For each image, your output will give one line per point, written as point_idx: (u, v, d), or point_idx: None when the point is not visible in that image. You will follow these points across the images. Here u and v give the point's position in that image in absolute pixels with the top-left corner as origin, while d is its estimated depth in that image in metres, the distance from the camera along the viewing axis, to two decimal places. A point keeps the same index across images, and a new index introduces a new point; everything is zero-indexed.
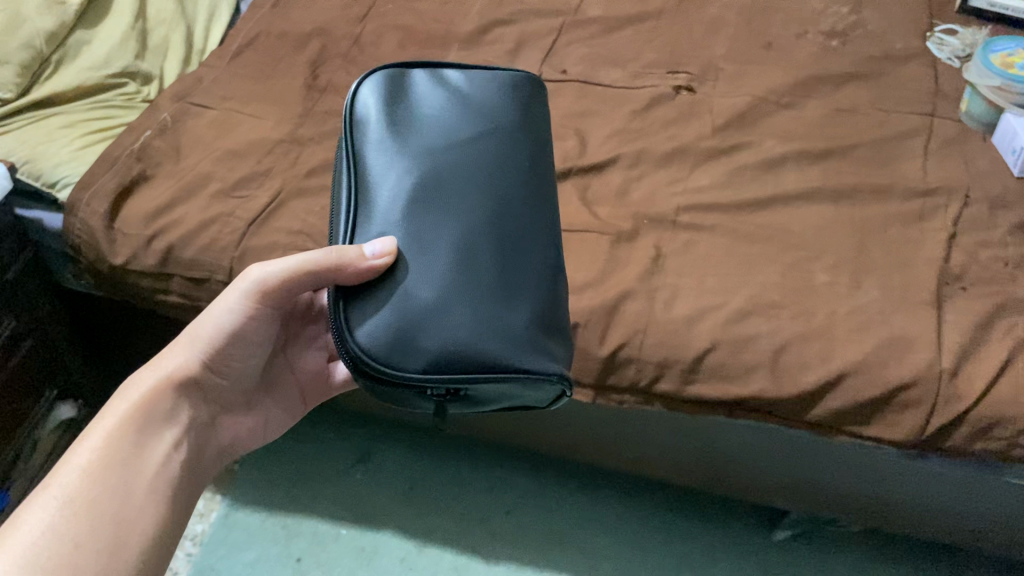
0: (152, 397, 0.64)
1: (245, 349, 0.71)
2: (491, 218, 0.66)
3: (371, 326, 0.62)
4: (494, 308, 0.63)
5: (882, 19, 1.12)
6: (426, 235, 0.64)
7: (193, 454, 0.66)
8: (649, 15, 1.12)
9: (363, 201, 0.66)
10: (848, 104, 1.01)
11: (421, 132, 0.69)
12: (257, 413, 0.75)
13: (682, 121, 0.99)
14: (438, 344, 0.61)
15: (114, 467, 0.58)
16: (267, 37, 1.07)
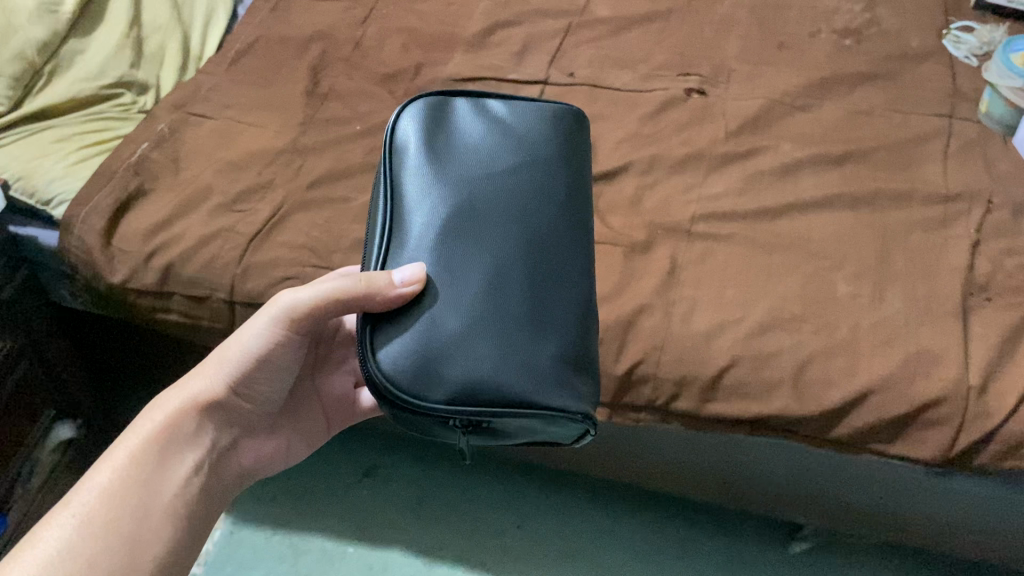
0: (177, 416, 0.64)
1: (272, 373, 0.70)
2: (523, 250, 0.65)
3: (396, 352, 0.61)
4: (523, 341, 0.62)
5: (897, 17, 1.09)
6: (458, 264, 0.63)
7: (215, 475, 0.66)
8: (659, 15, 1.09)
9: (397, 226, 0.66)
10: (864, 105, 0.98)
11: (459, 160, 0.69)
12: (279, 434, 0.75)
13: (695, 125, 0.96)
14: (462, 375, 0.60)
15: (136, 487, 0.58)
16: (267, 42, 1.04)
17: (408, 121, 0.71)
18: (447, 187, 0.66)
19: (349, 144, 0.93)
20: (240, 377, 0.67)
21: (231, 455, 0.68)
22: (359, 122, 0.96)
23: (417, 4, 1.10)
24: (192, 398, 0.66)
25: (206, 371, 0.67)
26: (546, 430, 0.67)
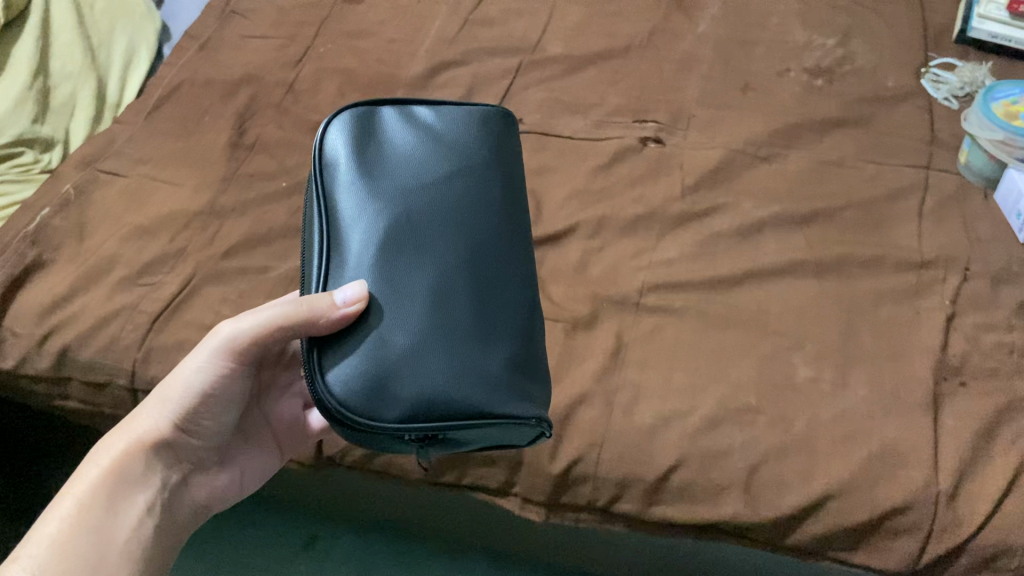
0: (125, 457, 0.62)
1: (223, 403, 0.66)
2: (467, 258, 0.62)
3: (344, 374, 0.58)
4: (473, 349, 0.59)
5: (872, 53, 1.01)
6: (401, 277, 0.60)
7: (170, 514, 0.63)
8: (616, 52, 1.01)
9: (337, 246, 0.61)
10: (834, 155, 0.91)
11: (395, 166, 0.65)
12: (239, 466, 0.71)
13: (649, 180, 0.89)
14: (416, 392, 0.57)
15: (84, 536, 0.57)
16: (192, 85, 0.96)
17: (335, 131, 0.66)
18: (385, 201, 0.62)
19: (272, 203, 0.85)
20: (184, 414, 0.64)
21: (188, 492, 0.66)
22: (286, 178, 0.88)
23: (357, 42, 1.02)
24: (138, 439, 0.63)
25: (150, 411, 0.64)
26: (506, 439, 0.64)
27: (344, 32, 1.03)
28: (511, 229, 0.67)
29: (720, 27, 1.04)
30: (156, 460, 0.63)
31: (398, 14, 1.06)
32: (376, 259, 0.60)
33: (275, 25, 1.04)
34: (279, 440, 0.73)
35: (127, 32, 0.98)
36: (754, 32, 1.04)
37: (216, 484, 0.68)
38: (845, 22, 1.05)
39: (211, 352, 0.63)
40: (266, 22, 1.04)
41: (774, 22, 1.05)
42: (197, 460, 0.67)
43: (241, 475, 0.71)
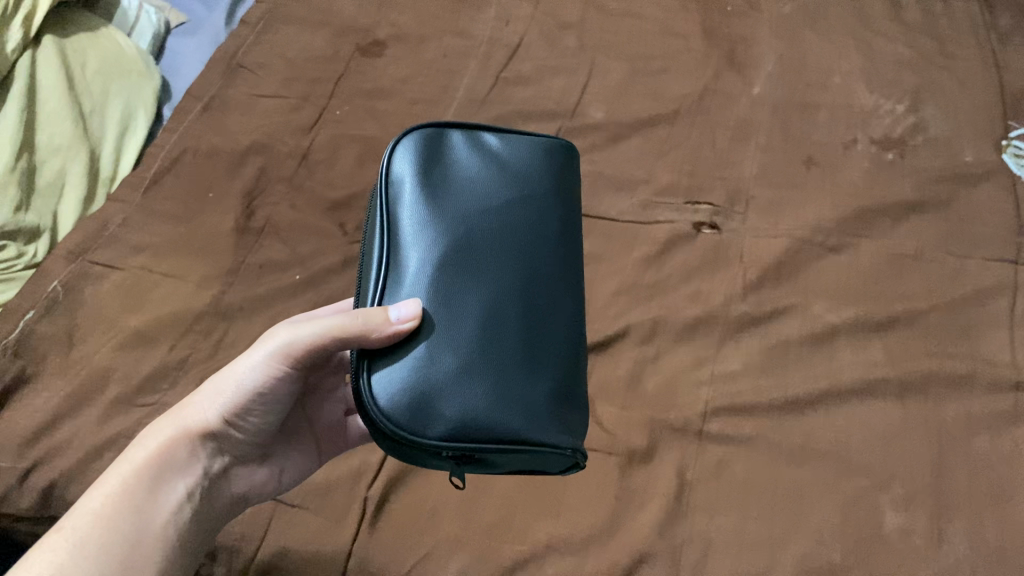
0: (168, 447, 0.56)
1: (277, 403, 0.60)
2: (524, 284, 0.57)
3: (389, 383, 0.53)
4: (519, 377, 0.54)
5: (946, 120, 0.92)
6: (457, 297, 0.55)
7: (206, 507, 0.58)
8: (663, 118, 0.92)
9: (394, 259, 0.57)
10: (911, 246, 0.81)
11: (458, 183, 0.60)
12: (280, 463, 0.64)
13: (706, 273, 0.80)
14: (459, 410, 0.52)
15: (122, 522, 0.52)
16: (194, 155, 0.87)
17: (401, 147, 0.62)
18: (447, 217, 0.58)
19: (285, 302, 0.76)
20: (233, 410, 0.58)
21: (227, 485, 0.60)
22: (300, 270, 0.79)
23: (376, 103, 0.93)
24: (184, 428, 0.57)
25: (201, 400, 0.59)
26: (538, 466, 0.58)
27: (363, 92, 0.94)
28: (566, 258, 0.62)
29: (777, 88, 0.95)
30: (200, 451, 0.58)
31: (422, 69, 0.96)
32: (435, 276, 0.55)
33: (286, 82, 0.94)
34: (320, 443, 0.67)
35: (122, 94, 0.88)
36: (814, 94, 0.94)
37: (257, 480, 0.63)
38: (914, 83, 0.95)
39: (269, 350, 0.57)
40: (276, 78, 0.95)
41: (836, 82, 0.95)
42: (240, 455, 0.61)
43: (280, 474, 0.64)
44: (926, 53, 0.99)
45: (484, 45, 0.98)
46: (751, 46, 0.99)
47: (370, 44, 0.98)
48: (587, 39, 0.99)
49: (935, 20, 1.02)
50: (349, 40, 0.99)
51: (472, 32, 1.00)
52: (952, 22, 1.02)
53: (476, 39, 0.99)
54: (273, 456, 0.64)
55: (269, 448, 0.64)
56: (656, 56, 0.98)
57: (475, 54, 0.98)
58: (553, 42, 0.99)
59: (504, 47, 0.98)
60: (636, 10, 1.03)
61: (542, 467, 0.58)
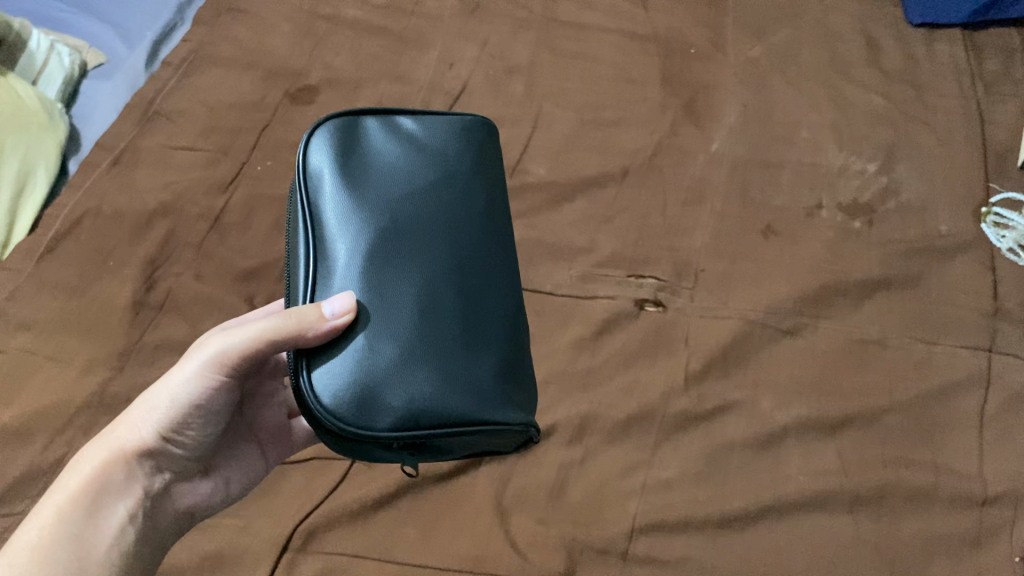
0: (103, 469, 0.52)
1: (217, 412, 0.55)
2: (459, 263, 0.54)
3: (332, 376, 0.48)
4: (461, 360, 0.51)
5: (921, 182, 0.84)
6: (393, 280, 0.51)
7: (151, 525, 0.54)
8: (610, 178, 0.84)
9: (323, 250, 0.51)
10: (874, 331, 0.74)
11: (384, 163, 0.56)
12: (224, 473, 0.60)
13: (647, 360, 0.72)
14: (407, 398, 0.48)
15: (59, 552, 0.48)
16: (96, 217, 0.80)
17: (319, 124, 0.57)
18: (375, 198, 0.53)
19: None
20: (170, 425, 0.53)
21: (171, 501, 0.56)
22: None
23: None
24: (118, 448, 0.53)
25: (134, 415, 0.54)
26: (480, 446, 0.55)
27: (288, 144, 0.87)
28: (499, 233, 0.58)
29: (738, 143, 0.87)
30: (139, 469, 0.53)
31: None
32: (368, 263, 0.51)
33: (206, 132, 0.87)
34: (264, 445, 0.63)
35: (19, 151, 0.82)
36: (778, 151, 0.86)
37: (202, 493, 0.59)
38: (888, 138, 0.88)
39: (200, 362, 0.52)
40: (195, 128, 0.87)
41: (803, 137, 0.88)
42: (183, 469, 0.57)
43: (226, 484, 0.60)
44: (903, 104, 0.91)
45: (424, 93, 0.91)
46: (712, 94, 0.91)
47: (300, 89, 0.91)
48: (536, 85, 0.92)
49: (914, 67, 0.95)
50: (278, 84, 0.92)
51: (411, 78, 0.93)
52: (933, 69, 0.94)
53: (416, 85, 0.92)
54: (215, 464, 0.60)
55: (213, 458, 0.59)
56: (608, 106, 0.90)
57: (412, 102, 0.90)
58: (499, 88, 0.92)
59: (445, 94, 0.91)
60: (590, 52, 0.95)
61: (483, 444, 0.55)
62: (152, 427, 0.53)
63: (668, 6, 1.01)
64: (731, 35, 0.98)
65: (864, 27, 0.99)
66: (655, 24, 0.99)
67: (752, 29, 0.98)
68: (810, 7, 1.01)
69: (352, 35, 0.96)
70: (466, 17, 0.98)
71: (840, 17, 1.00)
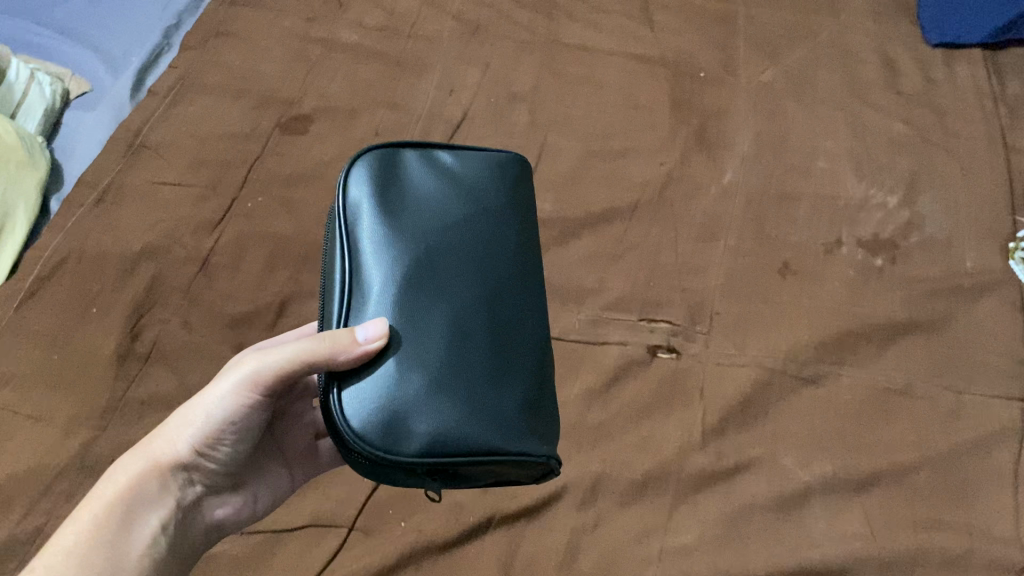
0: (138, 480, 0.50)
1: (252, 430, 0.54)
2: (492, 293, 0.51)
3: (361, 399, 0.46)
4: (492, 392, 0.49)
5: (945, 216, 0.80)
6: (424, 308, 0.49)
7: (181, 538, 0.52)
8: (619, 213, 0.80)
9: (357, 276, 0.49)
10: (900, 378, 0.70)
11: (423, 188, 0.54)
12: (253, 489, 0.58)
13: (661, 412, 0.68)
14: (435, 426, 0.46)
15: (96, 557, 0.46)
16: (79, 260, 0.76)
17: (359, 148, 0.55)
18: (410, 225, 0.51)
19: None
20: (207, 439, 0.51)
21: (201, 515, 0.54)
22: None
23: (294, 192, 0.82)
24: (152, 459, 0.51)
25: (170, 426, 0.52)
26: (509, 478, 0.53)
27: (280, 178, 0.82)
28: (537, 264, 0.56)
29: (752, 174, 0.83)
30: (173, 481, 0.51)
31: (350, 149, 0.85)
32: (403, 291, 0.49)
33: (193, 166, 0.83)
34: (291, 465, 0.61)
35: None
36: (794, 182, 0.82)
37: (232, 507, 0.57)
38: (909, 168, 0.84)
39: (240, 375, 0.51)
40: (182, 161, 0.83)
41: (820, 167, 0.84)
42: (214, 484, 0.55)
43: (255, 500, 0.58)
44: (924, 130, 0.87)
45: (422, 122, 0.87)
46: (724, 120, 0.87)
47: (292, 118, 0.87)
48: (540, 113, 0.88)
49: (935, 91, 0.91)
50: (270, 113, 0.87)
51: (409, 106, 0.89)
52: (954, 94, 0.90)
53: (415, 113, 0.88)
54: (244, 480, 0.58)
55: (243, 473, 0.58)
56: (615, 135, 0.86)
57: (411, 133, 0.86)
58: (501, 116, 0.88)
59: (445, 123, 0.87)
60: (596, 77, 0.91)
61: (513, 478, 0.53)
62: (189, 440, 0.51)
63: (676, 27, 0.97)
64: (742, 57, 0.94)
65: (880, 47, 0.95)
66: (664, 46, 0.94)
67: (764, 50, 0.94)
68: (824, 26, 0.97)
69: (347, 60, 0.92)
70: (465, 40, 0.94)
71: (856, 37, 0.96)
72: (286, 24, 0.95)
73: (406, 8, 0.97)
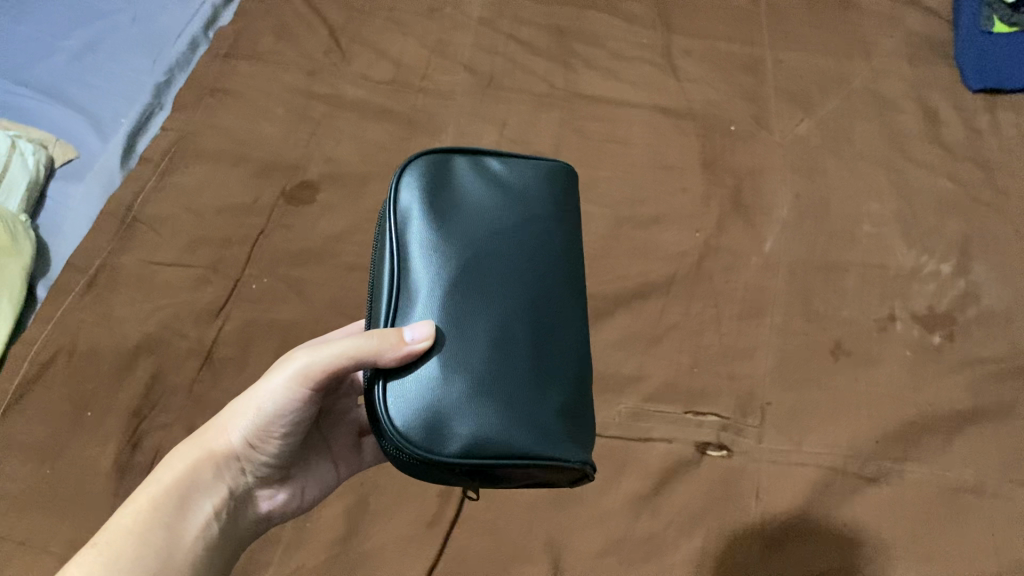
0: (194, 467, 0.49)
1: (307, 422, 0.50)
2: (539, 295, 0.48)
3: (405, 395, 0.43)
4: (536, 396, 0.45)
5: (1002, 285, 0.75)
6: (472, 309, 0.45)
7: (232, 526, 0.51)
8: (655, 288, 0.74)
9: (400, 273, 0.46)
10: (969, 476, 0.65)
11: (473, 188, 0.50)
12: (302, 483, 0.56)
13: (715, 520, 0.63)
14: (477, 425, 0.43)
15: (151, 536, 0.45)
16: (70, 357, 0.69)
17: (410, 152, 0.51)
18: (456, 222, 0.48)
19: None
20: (261, 432, 0.49)
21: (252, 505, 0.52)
22: None
23: (302, 271, 0.75)
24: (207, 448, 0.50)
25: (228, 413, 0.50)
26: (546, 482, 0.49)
27: (287, 255, 0.76)
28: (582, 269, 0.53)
29: (794, 241, 0.77)
30: (226, 470, 0.50)
31: (361, 221, 0.79)
32: (449, 290, 0.45)
33: (193, 245, 0.76)
34: (336, 460, 0.58)
35: None
36: (839, 250, 0.77)
37: (281, 498, 0.54)
38: (960, 231, 0.78)
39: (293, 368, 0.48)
40: (180, 239, 0.77)
41: (865, 232, 0.78)
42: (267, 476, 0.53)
43: (301, 494, 0.55)
44: (972, 188, 0.82)
45: None
46: (761, 180, 0.82)
47: (297, 186, 0.81)
48: None
49: (980, 142, 0.85)
50: (273, 182, 0.81)
51: None
52: (1000, 145, 0.85)
53: None
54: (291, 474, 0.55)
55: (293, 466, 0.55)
56: (645, 199, 0.80)
57: None
58: None
59: None
60: (620, 134, 0.85)
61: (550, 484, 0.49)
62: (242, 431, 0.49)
63: (702, 74, 0.91)
64: (774, 108, 0.88)
65: (918, 94, 0.90)
66: (689, 96, 0.89)
67: (797, 100, 0.89)
68: (857, 71, 0.92)
69: (354, 119, 0.86)
70: (479, 94, 0.88)
71: (892, 82, 0.91)
72: (286, 78, 0.88)
73: (413, 58, 0.91)
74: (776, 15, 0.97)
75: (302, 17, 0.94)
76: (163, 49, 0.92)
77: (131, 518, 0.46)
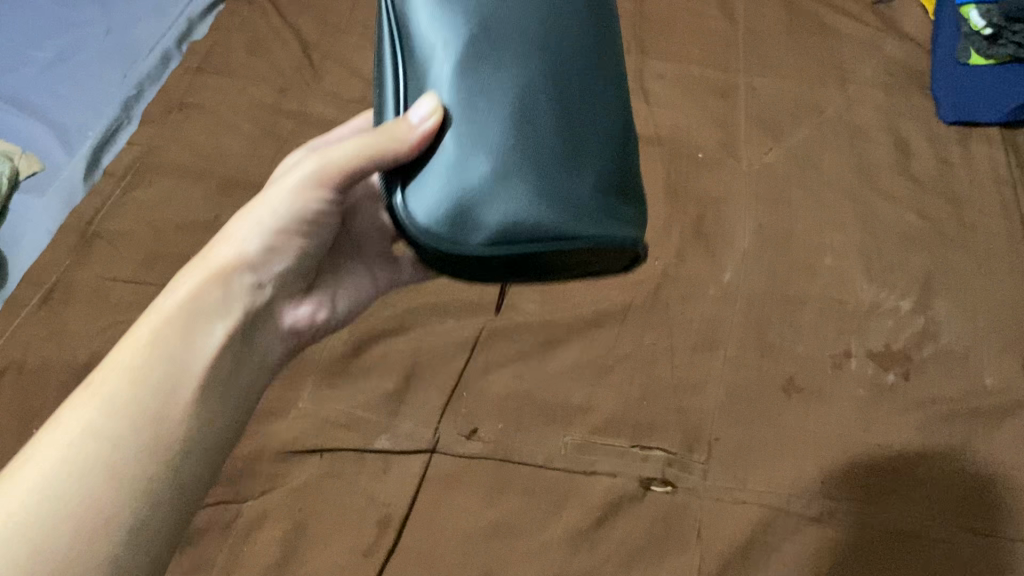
0: (197, 289, 0.46)
1: (317, 238, 0.52)
2: (566, 107, 0.43)
3: (421, 188, 0.40)
4: (561, 166, 0.42)
5: (961, 324, 0.74)
6: (488, 124, 0.40)
7: (243, 359, 0.47)
8: (609, 317, 0.74)
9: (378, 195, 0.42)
10: (915, 519, 0.64)
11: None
12: (330, 293, 0.57)
13: (653, 558, 0.62)
14: (495, 215, 0.39)
15: (90, 463, 0.38)
16: (20, 372, 0.70)
17: None
18: (418, 70, 0.43)
19: None
20: (272, 242, 0.49)
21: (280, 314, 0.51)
22: None
23: None
24: (215, 269, 0.47)
25: (233, 233, 0.49)
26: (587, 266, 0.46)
27: None
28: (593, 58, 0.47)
29: (753, 273, 0.77)
30: (240, 287, 0.47)
31: None
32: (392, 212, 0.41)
33: (151, 260, 0.76)
34: (364, 265, 0.59)
35: None
36: (800, 282, 0.76)
37: (309, 311, 0.54)
38: (923, 268, 0.78)
39: (286, 190, 0.48)
40: (137, 255, 0.77)
41: (827, 265, 0.78)
42: (299, 266, 0.52)
43: (333, 302, 0.57)
44: (939, 223, 0.81)
45: None
46: (724, 209, 0.81)
47: None
48: None
49: (950, 176, 0.84)
50: (234, 199, 0.81)
51: None
52: (970, 180, 0.84)
53: None
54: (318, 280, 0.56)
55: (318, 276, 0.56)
56: None
57: None
58: None
59: None
60: None
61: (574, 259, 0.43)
62: (264, 235, 0.49)
63: (673, 98, 0.90)
64: (744, 135, 0.87)
65: (891, 124, 0.89)
66: (660, 120, 0.88)
67: (767, 127, 0.88)
68: (831, 99, 0.91)
69: (321, 137, 0.86)
70: None
71: (866, 111, 0.90)
72: (255, 93, 0.88)
73: None
74: (753, 39, 0.96)
75: (275, 32, 0.94)
76: (135, 61, 0.93)
77: (123, 364, 0.42)
